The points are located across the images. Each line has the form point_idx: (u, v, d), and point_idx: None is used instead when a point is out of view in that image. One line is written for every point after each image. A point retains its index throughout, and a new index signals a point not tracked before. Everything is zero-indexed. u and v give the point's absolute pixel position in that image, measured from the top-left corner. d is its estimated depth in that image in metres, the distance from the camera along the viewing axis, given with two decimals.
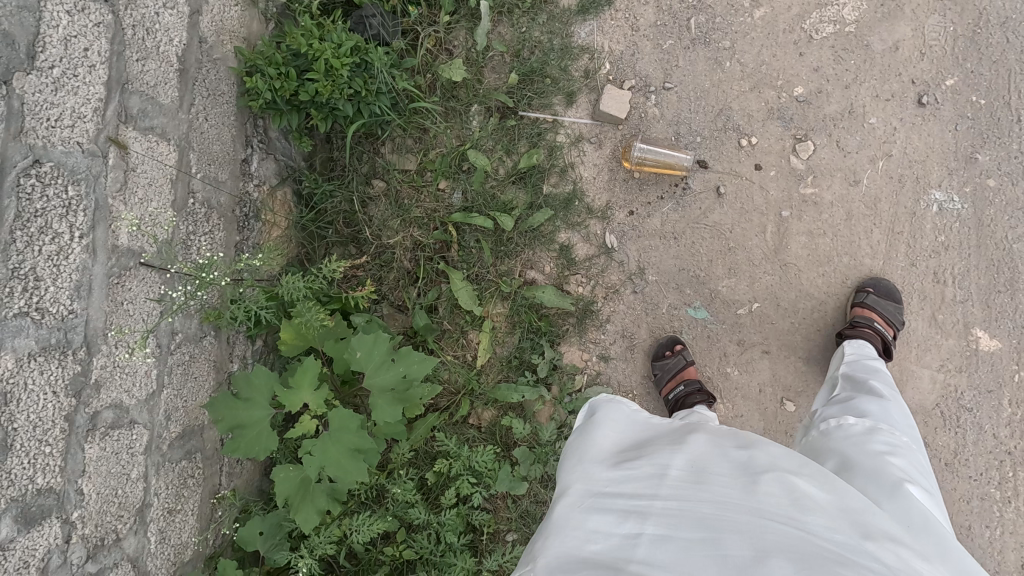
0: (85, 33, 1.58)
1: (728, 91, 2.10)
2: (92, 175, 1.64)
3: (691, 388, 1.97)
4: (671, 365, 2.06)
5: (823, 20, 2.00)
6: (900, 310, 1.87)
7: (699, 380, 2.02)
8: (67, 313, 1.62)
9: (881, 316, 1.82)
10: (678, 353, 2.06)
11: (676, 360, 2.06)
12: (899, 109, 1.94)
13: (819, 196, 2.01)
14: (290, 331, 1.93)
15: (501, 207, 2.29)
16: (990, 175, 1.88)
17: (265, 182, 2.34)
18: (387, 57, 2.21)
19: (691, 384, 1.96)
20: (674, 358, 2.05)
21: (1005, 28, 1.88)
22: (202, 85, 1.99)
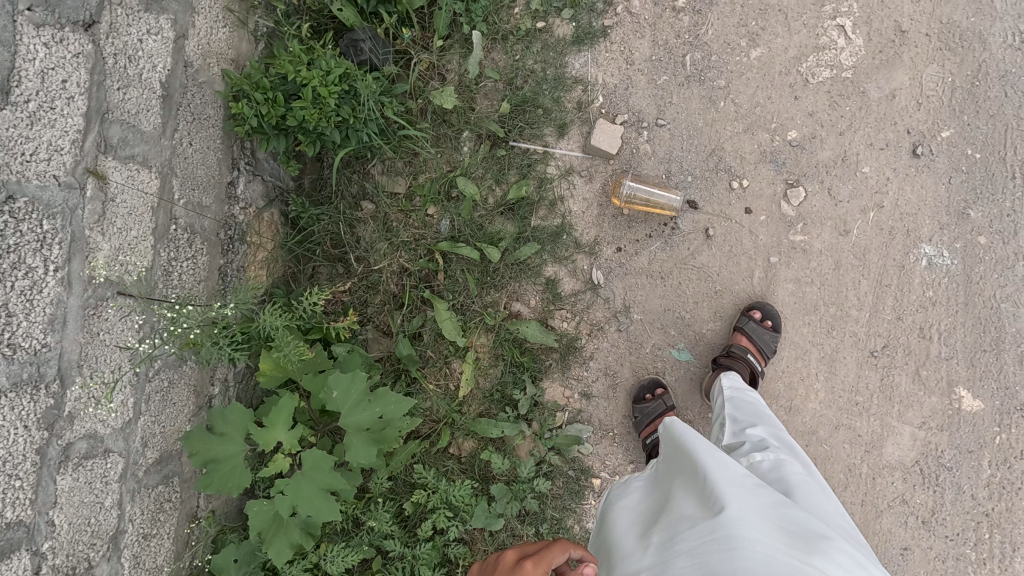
0: (63, 64, 1.55)
1: (721, 131, 2.07)
2: (68, 208, 1.62)
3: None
4: (650, 409, 2.08)
5: (820, 64, 1.96)
6: (775, 338, 1.93)
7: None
8: (40, 346, 1.61)
9: (754, 346, 1.89)
10: (658, 398, 2.08)
11: (656, 405, 2.08)
12: (893, 158, 1.91)
13: (808, 244, 1.98)
14: (268, 363, 1.93)
15: (488, 238, 2.28)
16: (982, 232, 1.85)
17: (252, 204, 2.31)
18: (376, 83, 2.18)
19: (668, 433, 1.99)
20: (655, 403, 2.07)
21: (1003, 81, 1.84)
22: (186, 110, 1.96)
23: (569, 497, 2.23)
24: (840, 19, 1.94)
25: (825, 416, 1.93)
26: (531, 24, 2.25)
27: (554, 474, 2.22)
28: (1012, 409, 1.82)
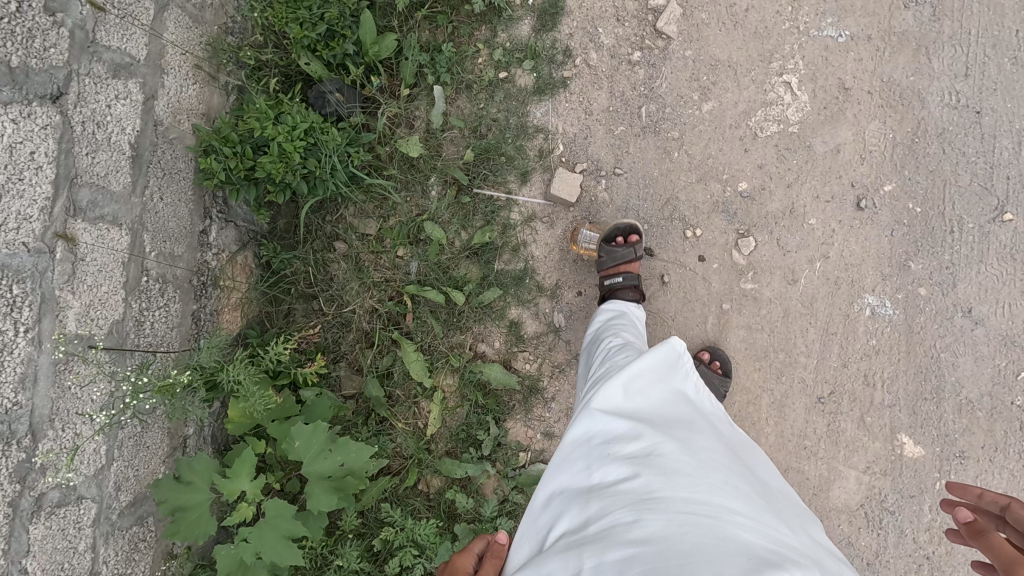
0: (31, 137, 1.63)
1: (675, 181, 2.13)
2: (38, 272, 1.69)
3: (628, 282, 2.01)
4: (617, 253, 2.04)
5: (768, 119, 2.02)
6: (725, 383, 1.97)
7: (637, 275, 2.04)
8: (11, 405, 1.67)
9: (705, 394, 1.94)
10: (627, 244, 2.03)
11: (624, 251, 2.03)
12: (839, 211, 1.97)
13: (759, 291, 2.03)
14: (237, 412, 2.02)
15: (454, 282, 2.35)
16: (922, 284, 1.91)
17: (224, 249, 2.38)
18: (343, 134, 2.26)
19: (626, 278, 2.00)
20: (623, 249, 2.02)
21: (942, 139, 1.91)
22: (156, 166, 2.03)
23: None
24: (786, 76, 2.01)
25: (774, 460, 1.99)
26: (494, 74, 2.32)
27: (518, 512, 2.30)
28: (951, 455, 1.89)
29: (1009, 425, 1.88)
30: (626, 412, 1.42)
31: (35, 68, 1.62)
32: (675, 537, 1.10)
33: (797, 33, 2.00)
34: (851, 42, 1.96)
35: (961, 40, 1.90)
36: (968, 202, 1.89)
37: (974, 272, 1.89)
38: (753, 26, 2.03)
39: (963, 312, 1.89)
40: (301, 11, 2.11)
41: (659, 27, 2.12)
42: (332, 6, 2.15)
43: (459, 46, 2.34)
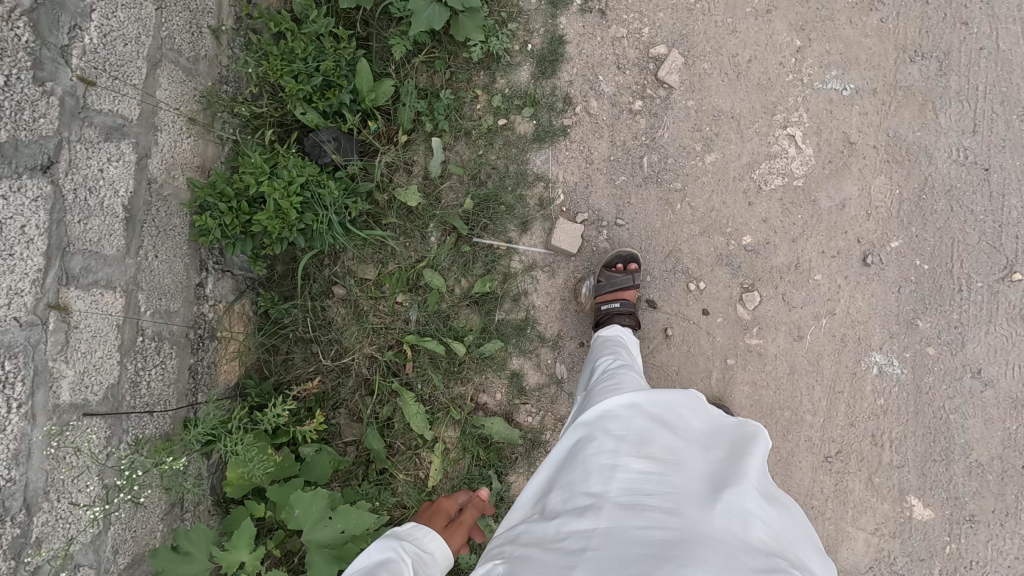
0: (22, 210, 1.60)
1: (677, 233, 2.09)
2: (30, 345, 1.66)
3: (626, 309, 1.99)
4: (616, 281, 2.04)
5: (772, 172, 1.99)
6: None
7: (632, 304, 2.02)
8: (4, 481, 1.63)
9: None
10: (628, 272, 2.05)
11: (624, 279, 2.04)
12: (844, 266, 1.94)
13: (763, 347, 2.00)
14: (236, 473, 1.98)
15: (454, 332, 2.32)
16: (930, 343, 1.88)
17: (221, 300, 2.35)
18: (339, 185, 2.21)
19: (624, 304, 1.98)
20: (623, 276, 2.03)
21: (949, 196, 1.88)
22: (150, 225, 2.00)
23: None
24: (791, 129, 1.98)
25: None
26: (493, 121, 2.28)
27: None
28: (962, 519, 1.86)
29: (1020, 489, 1.85)
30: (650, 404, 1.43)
31: (24, 141, 1.59)
32: (691, 530, 1.17)
33: (801, 85, 1.97)
34: (857, 95, 1.93)
35: (968, 96, 1.88)
36: (977, 260, 1.86)
37: (983, 332, 1.86)
38: (757, 77, 2.00)
39: (972, 373, 1.86)
40: (296, 63, 2.09)
41: (660, 76, 2.08)
42: (327, 57, 2.13)
43: (458, 92, 2.29)
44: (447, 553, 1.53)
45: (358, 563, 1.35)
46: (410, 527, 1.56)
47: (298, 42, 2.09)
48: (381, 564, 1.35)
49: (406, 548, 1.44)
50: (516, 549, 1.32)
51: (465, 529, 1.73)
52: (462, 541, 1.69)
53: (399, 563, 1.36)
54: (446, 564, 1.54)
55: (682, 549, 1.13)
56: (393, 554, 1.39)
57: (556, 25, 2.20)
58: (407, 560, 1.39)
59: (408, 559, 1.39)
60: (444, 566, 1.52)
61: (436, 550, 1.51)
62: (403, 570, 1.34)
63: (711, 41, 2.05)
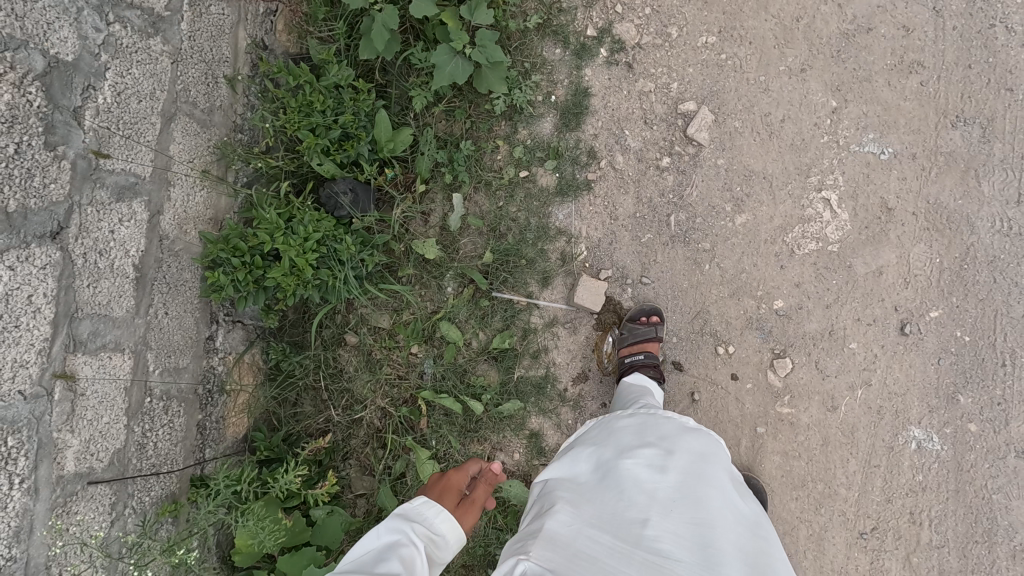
0: (29, 280, 1.53)
1: (705, 294, 2.02)
2: (35, 418, 1.59)
3: (650, 361, 1.94)
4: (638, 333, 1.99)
5: (806, 236, 1.92)
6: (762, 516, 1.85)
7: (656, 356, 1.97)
8: (4, 560, 1.54)
9: None
10: (650, 324, 1.99)
11: (646, 330, 1.98)
12: (881, 335, 1.87)
13: (795, 416, 1.93)
14: (244, 540, 1.89)
15: (472, 387, 2.24)
16: (972, 419, 1.80)
17: (231, 351, 2.29)
18: (355, 237, 2.15)
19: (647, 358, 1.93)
20: (646, 328, 1.97)
21: (992, 267, 1.81)
22: (160, 282, 1.93)
23: None
24: (826, 191, 1.91)
25: None
26: (515, 172, 2.21)
27: None
28: None
29: None
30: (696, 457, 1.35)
31: (34, 208, 1.52)
32: None
33: (837, 147, 1.91)
34: (895, 159, 1.87)
35: (1013, 164, 1.82)
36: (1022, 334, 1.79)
37: None
38: (790, 138, 1.94)
39: (1016, 452, 1.79)
40: (314, 115, 2.03)
41: (690, 133, 2.02)
42: (347, 108, 2.07)
43: (478, 142, 2.22)
44: (458, 533, 1.51)
45: (366, 543, 1.34)
46: (421, 504, 1.54)
47: (317, 95, 2.03)
48: (390, 547, 1.33)
49: (416, 529, 1.43)
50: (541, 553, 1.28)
51: (478, 506, 1.67)
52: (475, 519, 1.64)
53: (408, 545, 1.35)
54: (456, 546, 1.52)
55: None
56: (401, 535, 1.38)
57: (581, 76, 2.14)
58: (415, 543, 1.37)
59: (416, 541, 1.38)
60: (454, 550, 1.50)
61: (446, 531, 1.49)
62: (412, 554, 1.34)
63: (743, 99, 1.99)
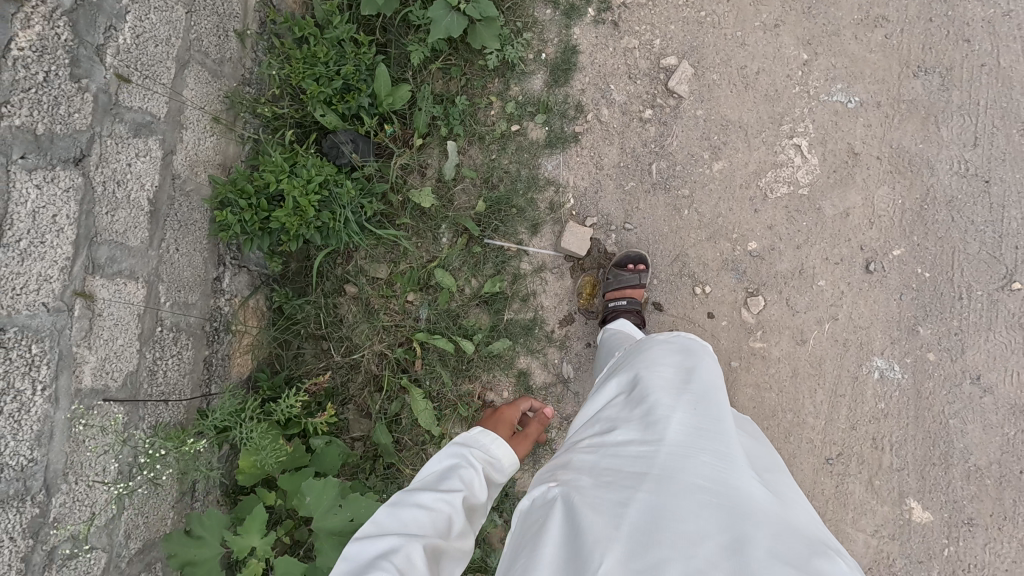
0: (54, 201, 1.65)
1: (685, 238, 2.15)
2: (56, 330, 1.71)
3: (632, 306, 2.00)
4: (623, 279, 2.09)
5: (779, 179, 2.06)
6: None
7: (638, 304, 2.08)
8: (26, 462, 1.67)
9: None
10: (636, 271, 2.09)
11: (631, 277, 2.09)
12: (847, 273, 2.01)
13: (767, 350, 2.05)
14: (247, 462, 2.04)
15: (464, 330, 2.37)
16: (931, 349, 1.95)
17: (237, 294, 2.41)
18: (356, 184, 2.27)
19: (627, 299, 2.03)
20: (630, 274, 2.08)
21: (950, 206, 1.97)
22: (173, 219, 2.07)
23: None
24: (797, 139, 2.05)
25: None
26: (507, 127, 2.34)
27: None
28: (960, 523, 1.91)
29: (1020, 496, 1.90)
30: (705, 373, 1.37)
31: (59, 134, 1.65)
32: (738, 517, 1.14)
33: (808, 97, 2.05)
34: (860, 108, 2.02)
35: (971, 111, 1.97)
36: (977, 269, 1.95)
37: (982, 340, 1.94)
38: (765, 88, 2.08)
39: (971, 380, 1.93)
40: (317, 67, 2.16)
41: (670, 85, 2.15)
42: (348, 61, 2.20)
43: (473, 98, 2.35)
44: (513, 458, 1.56)
45: (429, 466, 1.44)
46: (476, 432, 1.58)
47: (320, 47, 2.16)
48: (450, 469, 1.44)
49: (474, 454, 1.50)
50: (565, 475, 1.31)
51: (530, 440, 1.85)
52: (527, 451, 1.83)
53: (466, 468, 1.44)
54: (514, 466, 1.58)
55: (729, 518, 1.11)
56: (459, 460, 1.46)
57: (570, 35, 2.27)
58: (474, 465, 1.46)
59: (474, 463, 1.46)
60: (511, 472, 1.56)
61: (502, 456, 1.54)
62: (471, 476, 1.43)
63: (721, 53, 2.12)
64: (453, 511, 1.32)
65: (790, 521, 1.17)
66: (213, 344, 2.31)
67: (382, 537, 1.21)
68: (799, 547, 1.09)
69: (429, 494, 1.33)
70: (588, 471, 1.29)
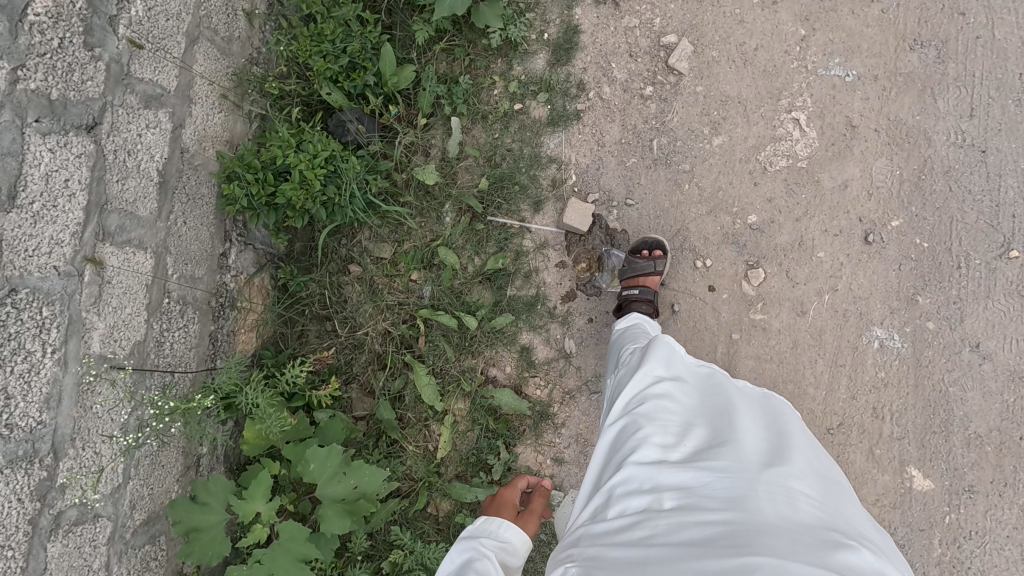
0: (66, 165, 1.68)
1: (686, 213, 2.21)
2: (67, 294, 1.71)
3: (644, 296, 2.05)
4: (637, 266, 2.12)
5: (777, 154, 2.16)
6: None
7: (654, 291, 2.11)
8: (35, 424, 1.65)
9: None
10: (650, 258, 2.12)
11: (646, 264, 2.12)
12: (846, 244, 2.13)
13: (767, 322, 2.14)
14: (252, 433, 2.06)
15: (466, 306, 2.39)
16: (930, 318, 2.08)
17: (242, 271, 2.42)
18: (361, 162, 2.30)
19: (645, 290, 2.06)
20: (645, 261, 2.11)
21: (948, 176, 2.10)
22: (181, 192, 2.10)
23: (540, 558, 2.33)
24: (795, 113, 2.16)
25: None
26: (510, 105, 2.37)
27: None
28: (961, 489, 2.04)
29: (1019, 461, 2.04)
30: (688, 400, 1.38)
31: (73, 100, 1.69)
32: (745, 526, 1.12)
33: (805, 71, 2.17)
34: (858, 81, 2.14)
35: (966, 82, 2.10)
36: (976, 238, 2.08)
37: (981, 308, 2.07)
38: (763, 65, 2.18)
39: (970, 347, 2.06)
40: (324, 45, 2.21)
41: (670, 63, 2.22)
42: (354, 40, 2.25)
43: (476, 78, 2.38)
44: (523, 538, 1.67)
45: (445, 568, 1.52)
46: (482, 523, 1.70)
47: (327, 25, 2.20)
48: (465, 564, 1.51)
49: (486, 545, 1.59)
50: (583, 545, 1.29)
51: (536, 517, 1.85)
52: (536, 527, 1.82)
53: (481, 559, 1.52)
54: (526, 548, 1.67)
55: (745, 540, 1.09)
56: (473, 553, 1.54)
57: (572, 15, 2.32)
58: (488, 555, 1.54)
59: (488, 555, 1.54)
60: (524, 553, 1.65)
61: (513, 538, 1.65)
62: (487, 565, 1.50)
63: (720, 30, 2.21)
64: None
65: (802, 515, 1.16)
66: (218, 320, 2.32)
67: None
68: (816, 546, 1.08)
69: None
70: (602, 535, 1.27)
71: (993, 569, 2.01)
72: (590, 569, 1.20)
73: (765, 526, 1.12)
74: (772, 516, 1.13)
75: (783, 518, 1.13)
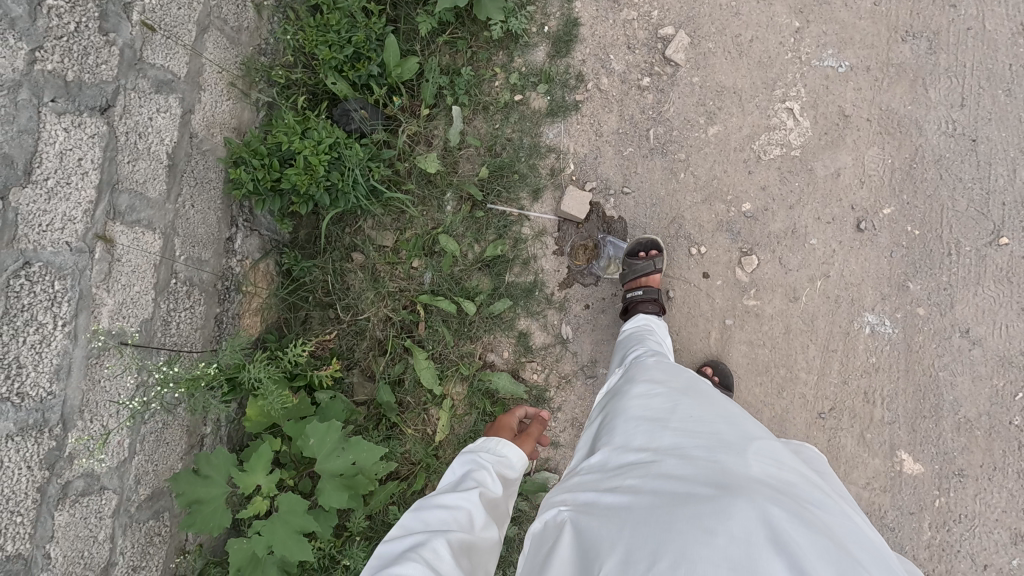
0: (80, 145, 1.74)
1: (681, 201, 2.25)
2: (78, 269, 1.77)
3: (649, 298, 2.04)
4: (637, 268, 2.14)
5: (771, 142, 2.20)
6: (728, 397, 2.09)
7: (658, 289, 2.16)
8: (45, 394, 1.70)
9: None
10: (648, 258, 2.14)
11: (645, 264, 2.14)
12: (838, 232, 2.16)
13: (760, 308, 2.17)
14: (255, 410, 2.12)
15: (465, 292, 2.43)
16: (920, 304, 2.11)
17: (248, 257, 2.47)
18: (365, 150, 2.35)
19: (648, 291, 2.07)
20: (644, 262, 2.13)
21: (939, 165, 2.13)
22: (190, 175, 2.16)
23: None
24: (789, 103, 2.21)
25: None
26: (510, 96, 2.42)
27: (522, 518, 2.34)
28: (951, 472, 2.07)
29: (1008, 445, 2.07)
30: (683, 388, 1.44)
31: (87, 83, 1.75)
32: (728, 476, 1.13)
33: (799, 62, 2.21)
34: (850, 71, 2.18)
35: (957, 72, 2.14)
36: (966, 226, 2.11)
37: (970, 294, 2.10)
38: (758, 55, 2.23)
39: (959, 332, 2.10)
40: (330, 34, 2.27)
41: (667, 54, 2.27)
42: (359, 30, 2.30)
43: (478, 69, 2.44)
44: (520, 455, 1.69)
45: (444, 479, 1.56)
46: (480, 442, 1.70)
47: (333, 17, 2.28)
48: (464, 475, 1.55)
49: (485, 457, 1.62)
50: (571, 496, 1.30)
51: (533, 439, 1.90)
52: (532, 448, 1.88)
53: (479, 470, 1.55)
54: (524, 467, 1.70)
55: (727, 484, 1.10)
56: (473, 464, 1.58)
57: (571, 8, 2.37)
58: (487, 466, 1.58)
59: (487, 466, 1.57)
60: (522, 468, 1.67)
61: (513, 455, 1.67)
62: (484, 476, 1.54)
63: (716, 23, 2.26)
64: (473, 508, 1.41)
65: (787, 478, 1.16)
66: (224, 304, 2.37)
67: (407, 537, 1.29)
68: (796, 501, 1.08)
69: (449, 495, 1.43)
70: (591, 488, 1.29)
71: (982, 552, 2.05)
72: (580, 512, 1.22)
73: (748, 476, 1.13)
74: (756, 471, 1.14)
75: (768, 475, 1.14)
